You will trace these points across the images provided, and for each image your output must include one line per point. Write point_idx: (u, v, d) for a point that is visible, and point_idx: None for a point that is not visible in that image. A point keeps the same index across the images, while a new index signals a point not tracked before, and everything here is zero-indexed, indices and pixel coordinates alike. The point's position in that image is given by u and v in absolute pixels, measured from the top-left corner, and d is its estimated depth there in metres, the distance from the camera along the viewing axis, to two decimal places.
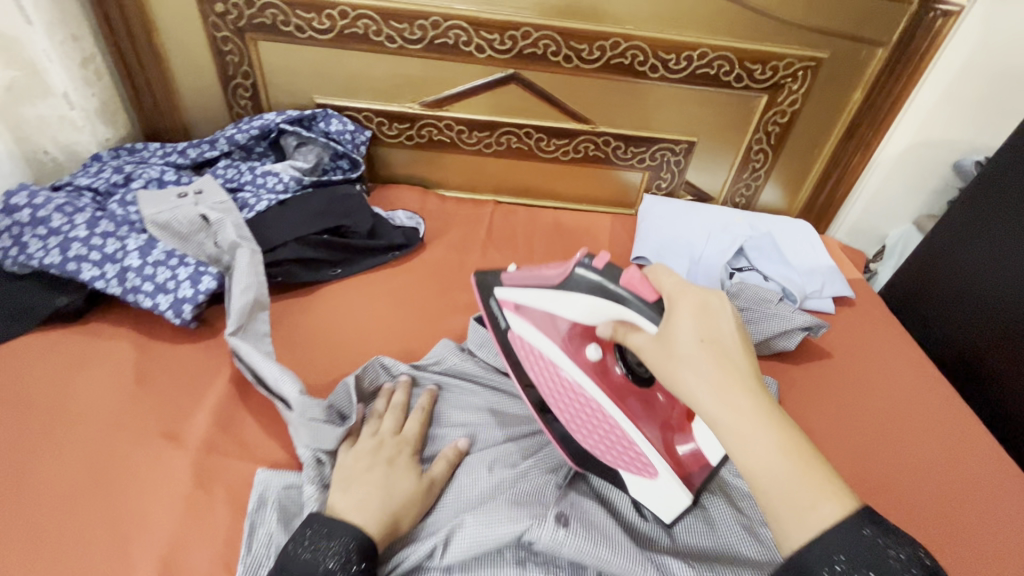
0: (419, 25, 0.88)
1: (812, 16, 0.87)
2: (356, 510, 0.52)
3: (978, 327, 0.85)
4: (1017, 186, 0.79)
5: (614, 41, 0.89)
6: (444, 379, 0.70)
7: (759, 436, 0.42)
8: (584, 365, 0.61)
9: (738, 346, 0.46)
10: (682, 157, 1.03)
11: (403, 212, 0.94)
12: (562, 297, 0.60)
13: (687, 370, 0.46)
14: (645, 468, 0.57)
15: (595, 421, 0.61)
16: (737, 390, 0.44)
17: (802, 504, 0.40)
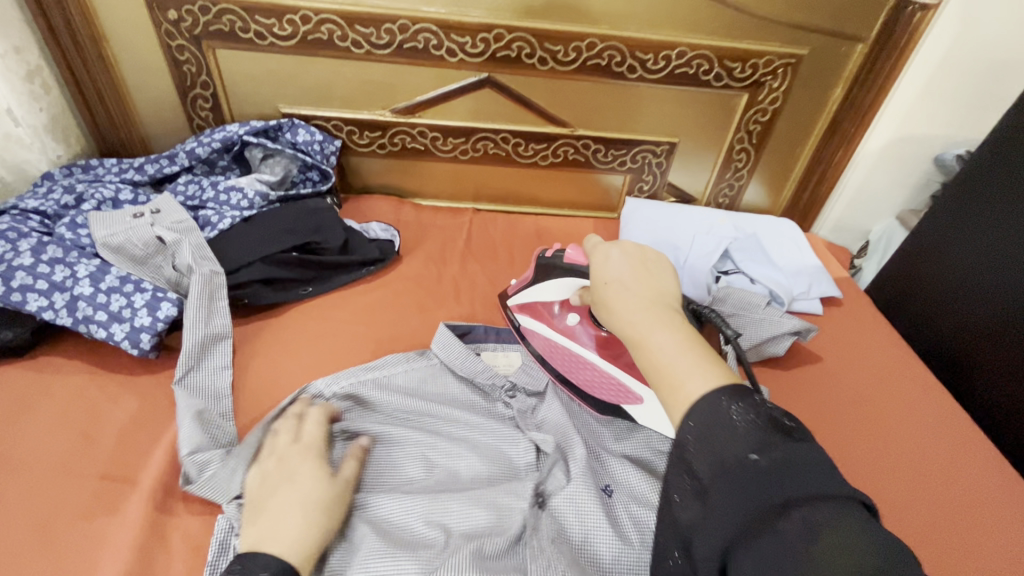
0: (386, 29, 0.84)
1: (791, 12, 0.85)
2: (268, 537, 0.47)
3: (965, 323, 0.83)
4: (1000, 178, 0.78)
5: (590, 42, 0.86)
6: (365, 391, 0.66)
7: (656, 335, 0.44)
8: (572, 332, 0.70)
9: (648, 273, 0.49)
10: (664, 159, 1.01)
11: (377, 224, 0.91)
12: (538, 287, 0.72)
13: (607, 292, 0.49)
14: (632, 397, 0.64)
15: (591, 374, 0.68)
16: (641, 302, 0.46)
17: (677, 383, 0.41)
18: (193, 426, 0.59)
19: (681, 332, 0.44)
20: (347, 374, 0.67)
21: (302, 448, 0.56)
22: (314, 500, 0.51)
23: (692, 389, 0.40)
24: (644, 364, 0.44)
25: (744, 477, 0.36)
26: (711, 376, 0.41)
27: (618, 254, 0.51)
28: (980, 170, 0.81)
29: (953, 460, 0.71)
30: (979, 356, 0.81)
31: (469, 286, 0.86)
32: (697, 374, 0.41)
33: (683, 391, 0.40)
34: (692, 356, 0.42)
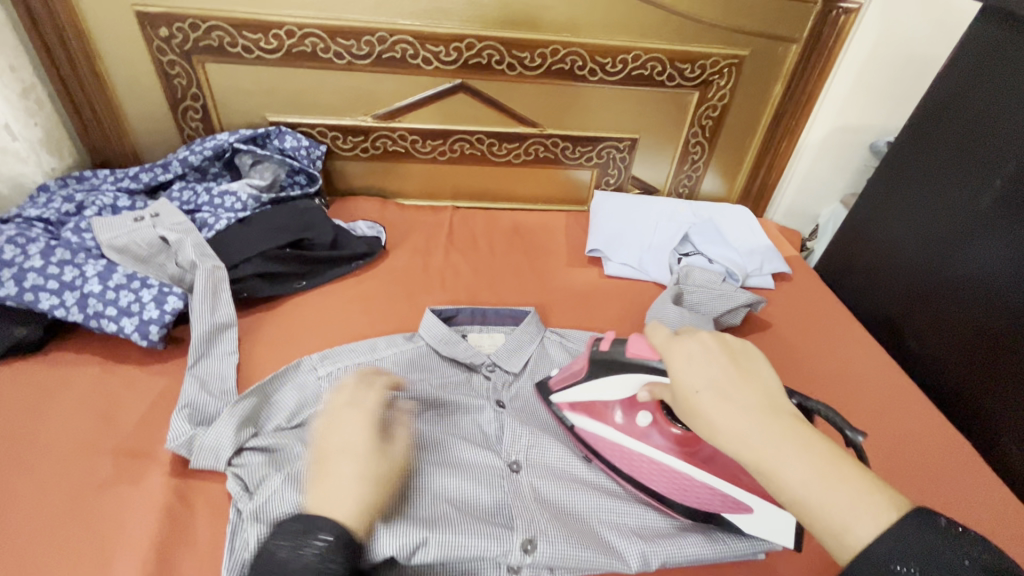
0: (365, 41, 0.91)
1: (731, 17, 0.94)
2: (337, 504, 0.52)
3: (893, 288, 0.92)
4: (926, 161, 0.87)
5: (554, 48, 0.94)
6: (340, 370, 0.72)
7: (788, 465, 0.44)
8: (643, 434, 0.65)
9: (742, 375, 0.50)
10: (627, 154, 1.10)
11: (364, 222, 0.97)
12: (594, 384, 0.66)
13: (717, 413, 0.48)
14: (739, 506, 0.59)
15: (683, 484, 0.61)
16: (756, 421, 0.47)
17: (836, 524, 0.42)
18: (194, 407, 0.64)
19: (808, 451, 0.45)
20: (341, 355, 0.74)
21: (358, 409, 0.62)
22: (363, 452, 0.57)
23: (859, 530, 0.41)
24: (790, 502, 0.44)
25: None
26: (875, 510, 0.41)
27: (705, 363, 0.51)
28: (904, 152, 0.91)
29: (890, 404, 0.80)
30: (908, 320, 0.89)
31: (452, 275, 0.93)
32: (858, 508, 0.42)
33: (860, 521, 0.41)
34: (838, 484, 0.43)
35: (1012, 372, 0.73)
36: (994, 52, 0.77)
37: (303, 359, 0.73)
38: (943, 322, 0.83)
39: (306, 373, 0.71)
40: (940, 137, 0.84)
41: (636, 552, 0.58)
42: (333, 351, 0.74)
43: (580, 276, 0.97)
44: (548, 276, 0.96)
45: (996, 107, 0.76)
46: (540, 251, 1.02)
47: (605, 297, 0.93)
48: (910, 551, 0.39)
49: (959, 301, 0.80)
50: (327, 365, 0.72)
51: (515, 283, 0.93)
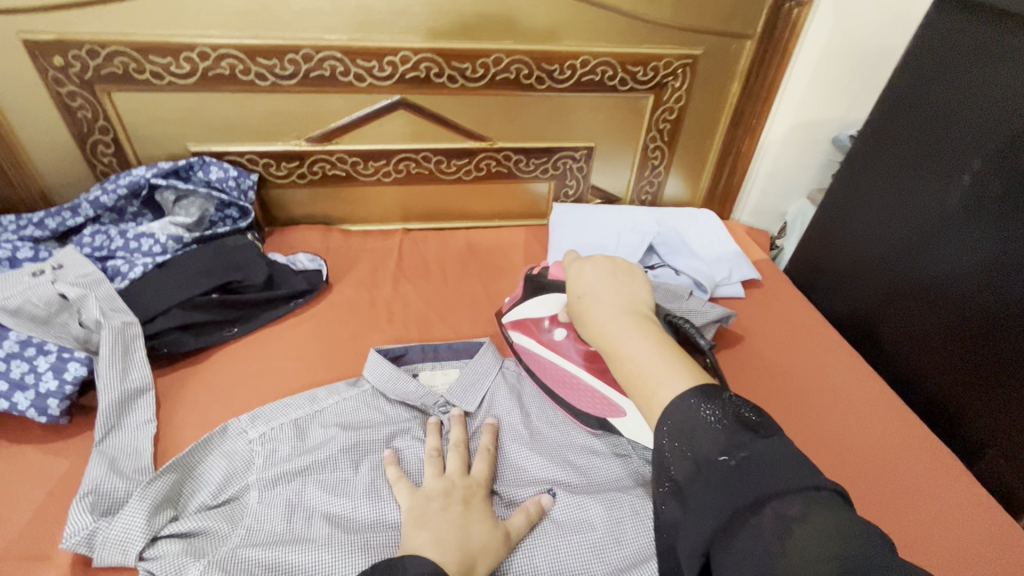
0: (289, 59, 0.83)
1: (681, 16, 0.89)
2: (434, 545, 0.51)
3: (868, 290, 0.87)
4: (893, 150, 0.82)
5: (496, 58, 0.88)
6: (273, 431, 0.64)
7: (629, 341, 0.47)
8: (560, 346, 0.70)
9: (620, 284, 0.54)
10: (584, 163, 1.04)
11: (304, 254, 0.89)
12: (530, 302, 0.74)
13: (588, 305, 0.52)
14: (615, 409, 0.65)
15: (576, 389, 0.68)
16: (616, 313, 0.50)
17: (649, 389, 0.44)
18: (98, 492, 0.56)
19: (656, 339, 0.47)
20: (274, 413, 0.66)
21: (473, 482, 0.60)
22: (479, 515, 0.56)
23: (665, 390, 0.43)
24: (622, 372, 0.47)
25: (716, 479, 0.38)
26: (684, 379, 0.44)
27: (592, 273, 0.55)
28: (869, 148, 0.86)
29: (872, 414, 0.76)
30: (886, 325, 0.84)
31: (402, 308, 0.86)
32: (670, 374, 0.44)
33: (668, 383, 0.43)
34: (666, 357, 0.45)
35: (993, 376, 0.69)
36: (953, 39, 0.73)
37: (231, 420, 0.64)
38: (922, 323, 0.78)
39: (235, 438, 0.63)
40: (905, 131, 0.80)
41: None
42: (268, 409, 0.66)
43: None
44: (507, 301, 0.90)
45: (960, 96, 0.72)
46: (498, 273, 0.95)
47: None
48: (694, 411, 0.41)
49: (934, 301, 0.76)
50: (260, 426, 0.64)
51: (471, 312, 0.87)
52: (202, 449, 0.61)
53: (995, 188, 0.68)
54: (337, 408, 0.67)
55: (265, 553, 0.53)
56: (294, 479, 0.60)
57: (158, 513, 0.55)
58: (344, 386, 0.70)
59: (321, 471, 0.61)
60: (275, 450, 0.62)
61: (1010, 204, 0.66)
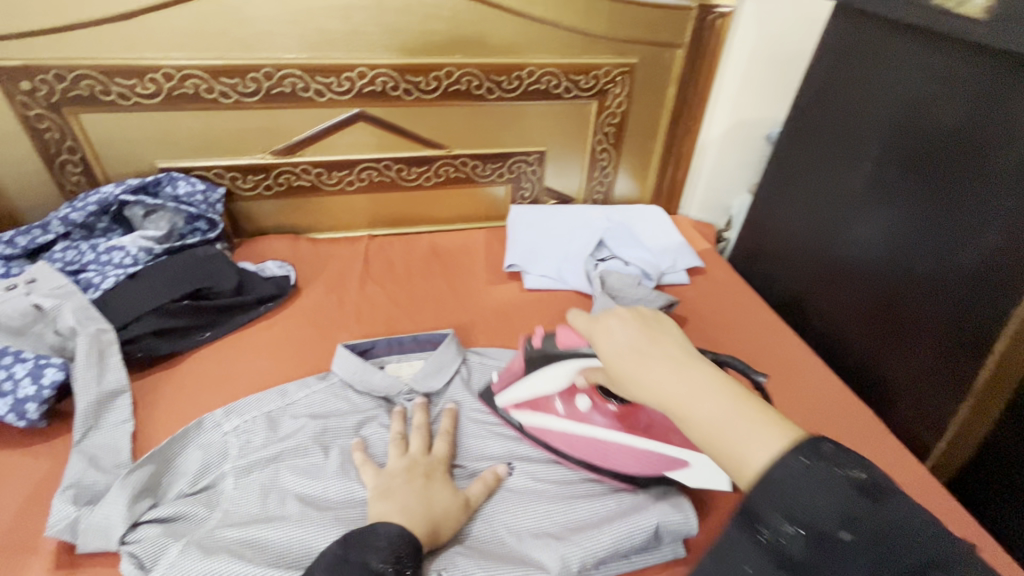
0: (251, 78, 0.88)
1: (615, 28, 0.97)
2: (399, 513, 0.57)
3: (799, 271, 0.94)
4: (809, 142, 0.89)
5: (447, 71, 0.94)
6: (247, 423, 0.68)
7: (705, 407, 0.43)
8: (585, 418, 0.66)
9: (654, 331, 0.49)
10: (537, 166, 1.11)
11: (273, 262, 0.94)
12: (535, 378, 0.68)
13: (639, 371, 0.46)
14: (677, 463, 0.62)
15: (625, 457, 0.64)
16: (673, 372, 0.45)
17: (743, 458, 0.40)
18: (80, 485, 0.60)
19: (724, 395, 0.43)
20: (248, 407, 0.70)
21: (434, 459, 0.65)
22: (441, 487, 0.61)
23: (764, 455, 0.39)
24: (706, 443, 0.43)
25: (835, 557, 0.35)
26: (776, 436, 0.40)
27: (621, 323, 0.49)
28: (791, 139, 0.92)
29: (812, 376, 0.82)
30: (815, 301, 0.91)
31: (369, 308, 0.91)
32: (762, 438, 0.40)
33: (759, 447, 0.40)
34: (754, 420, 0.41)
35: (899, 343, 0.75)
36: (855, 39, 0.78)
37: (206, 415, 0.69)
38: (844, 299, 0.84)
39: (210, 431, 0.67)
40: (819, 122, 0.86)
41: (555, 560, 0.57)
42: (242, 403, 0.70)
43: (501, 293, 0.97)
44: (469, 296, 0.95)
45: (865, 87, 0.78)
46: (460, 272, 1.01)
47: (528, 311, 0.93)
48: (805, 476, 0.36)
49: (851, 278, 0.82)
50: (235, 419, 0.68)
51: (435, 308, 0.92)
52: (179, 442, 0.65)
53: (894, 172, 0.74)
54: (308, 400, 0.72)
55: (244, 531, 0.57)
56: (268, 465, 0.64)
57: (138, 501, 0.59)
58: (314, 379, 0.75)
59: (294, 457, 0.65)
60: (249, 440, 0.66)
61: (906, 185, 0.73)
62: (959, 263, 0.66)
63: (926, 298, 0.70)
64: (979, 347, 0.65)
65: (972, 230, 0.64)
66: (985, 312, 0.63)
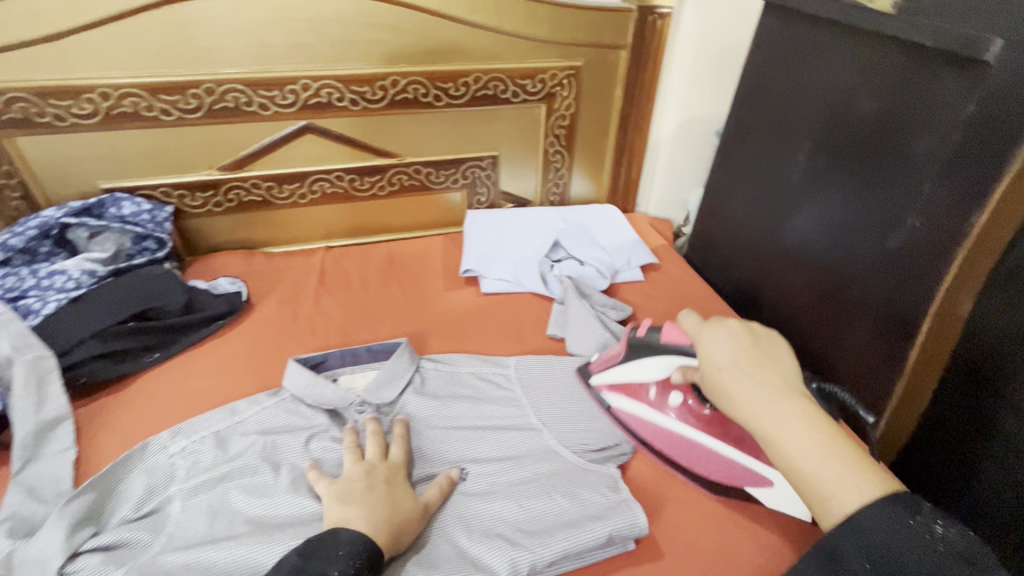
0: (192, 94, 0.87)
1: (557, 32, 0.99)
2: (363, 519, 0.57)
3: (746, 260, 0.95)
4: (749, 133, 0.90)
5: (393, 80, 0.95)
6: (193, 444, 0.67)
7: (793, 435, 0.47)
8: (672, 413, 0.70)
9: (764, 359, 0.53)
10: (491, 170, 1.11)
11: (225, 279, 0.94)
12: (633, 365, 0.73)
13: (739, 386, 0.51)
14: (759, 480, 0.64)
15: (706, 458, 0.68)
16: (772, 399, 0.49)
17: (824, 494, 0.45)
18: (17, 517, 0.59)
19: (816, 429, 0.47)
20: (195, 427, 0.69)
21: (392, 466, 0.65)
22: (403, 491, 0.61)
23: (846, 498, 0.44)
24: (786, 467, 0.47)
25: None
26: (863, 486, 0.44)
27: (733, 344, 0.55)
28: (734, 132, 0.94)
29: None
30: (762, 290, 0.92)
31: (323, 320, 0.90)
32: (846, 481, 0.44)
33: (847, 487, 0.44)
34: (838, 463, 0.45)
35: (838, 327, 0.76)
36: (784, 32, 0.80)
37: (151, 438, 0.68)
38: (786, 285, 0.86)
39: (155, 454, 0.66)
40: (758, 115, 0.88)
41: (505, 564, 0.57)
42: (188, 424, 0.69)
43: (457, 299, 0.97)
44: (425, 303, 0.95)
45: (795, 78, 0.80)
46: (416, 280, 1.01)
47: (484, 315, 0.93)
48: (896, 522, 0.42)
49: (791, 265, 0.84)
50: (181, 441, 0.67)
51: (390, 317, 0.92)
52: (123, 468, 0.64)
53: (823, 159, 0.76)
54: (257, 417, 0.71)
55: (186, 555, 0.57)
56: (216, 485, 0.64)
57: (79, 529, 0.58)
58: (264, 396, 0.74)
59: (241, 476, 0.65)
60: (197, 461, 0.66)
61: (835, 173, 0.74)
62: (884, 246, 0.67)
63: (859, 282, 0.72)
64: (908, 327, 0.66)
65: (893, 212, 0.66)
66: (911, 292, 0.65)
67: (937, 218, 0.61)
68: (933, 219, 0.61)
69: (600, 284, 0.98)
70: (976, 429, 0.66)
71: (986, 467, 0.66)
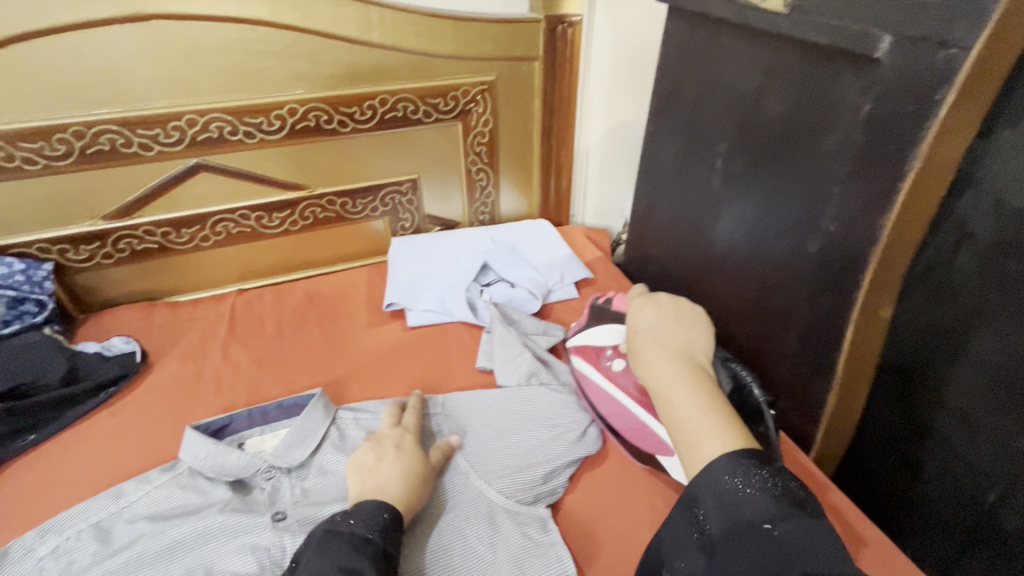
0: (58, 139, 0.79)
1: (465, 48, 0.95)
2: (377, 491, 0.58)
3: (679, 268, 0.92)
4: (670, 137, 0.87)
5: (290, 108, 0.88)
6: (65, 543, 0.59)
7: (678, 392, 0.53)
8: (615, 377, 0.69)
9: (674, 327, 0.61)
10: (412, 195, 1.05)
11: (119, 338, 0.85)
12: (596, 329, 0.75)
13: (649, 345, 0.59)
14: (664, 450, 0.63)
15: (630, 422, 0.66)
16: (670, 360, 0.56)
17: (695, 441, 0.50)
18: None
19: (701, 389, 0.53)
20: (67, 521, 0.60)
21: (404, 428, 0.67)
22: (412, 455, 0.62)
23: (711, 448, 0.49)
24: (667, 417, 0.53)
25: (753, 539, 0.44)
26: (732, 439, 0.49)
27: (652, 311, 0.63)
28: (656, 139, 0.91)
29: None
30: (695, 296, 0.89)
31: (230, 376, 0.82)
32: (715, 434, 0.50)
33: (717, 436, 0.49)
34: (711, 417, 0.51)
35: (772, 333, 0.74)
36: (693, 34, 0.78)
37: (14, 542, 0.59)
38: (719, 292, 0.83)
39: (21, 560, 0.58)
40: (675, 121, 0.85)
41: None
42: (58, 520, 0.60)
43: (381, 336, 0.90)
44: (346, 344, 0.89)
45: (705, 81, 0.77)
46: (337, 319, 0.94)
47: (409, 352, 0.87)
48: (735, 466, 0.47)
49: (722, 272, 0.81)
50: (51, 542, 0.59)
51: (306, 364, 0.84)
52: None
53: (740, 162, 0.73)
54: (142, 501, 0.63)
55: None
56: None
57: None
58: (151, 475, 0.65)
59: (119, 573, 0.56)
60: (72, 561, 0.57)
61: (752, 177, 0.71)
62: (808, 249, 0.65)
63: (787, 289, 0.69)
64: (834, 332, 0.64)
65: (812, 214, 0.63)
66: (838, 296, 0.62)
67: (852, 222, 0.59)
68: (848, 222, 0.59)
69: (532, 306, 0.94)
70: (913, 430, 0.64)
71: (927, 467, 0.63)
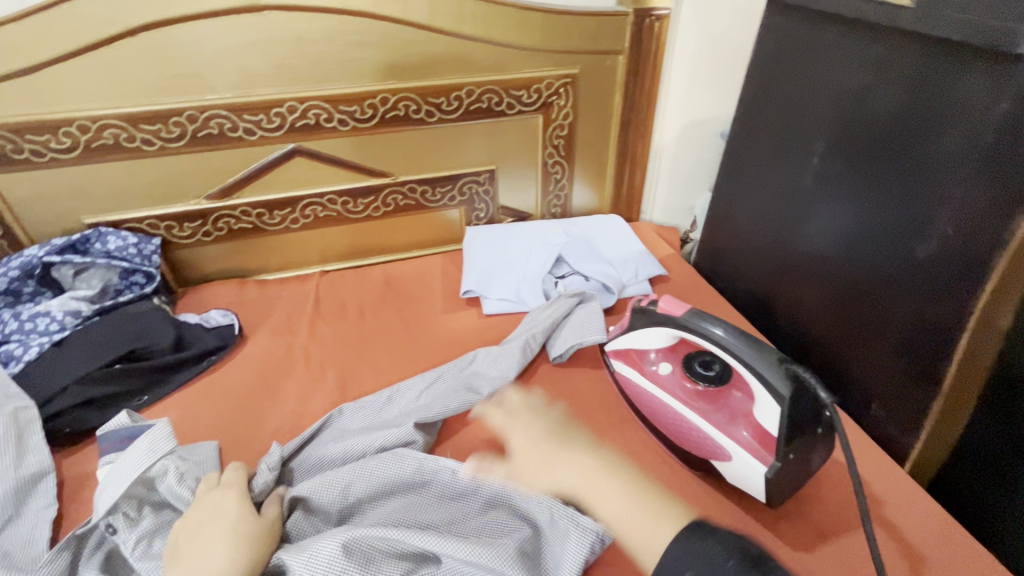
0: (174, 122, 0.84)
1: (549, 41, 0.95)
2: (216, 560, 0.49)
3: (758, 272, 0.90)
4: (759, 134, 0.85)
5: (382, 97, 0.91)
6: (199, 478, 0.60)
7: (604, 497, 0.50)
8: (664, 381, 0.68)
9: (556, 424, 0.58)
10: (489, 185, 1.07)
11: (217, 311, 0.90)
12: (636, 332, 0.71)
13: (540, 456, 0.56)
14: (718, 453, 0.61)
15: (677, 425, 0.65)
16: (570, 464, 0.53)
17: (648, 536, 0.47)
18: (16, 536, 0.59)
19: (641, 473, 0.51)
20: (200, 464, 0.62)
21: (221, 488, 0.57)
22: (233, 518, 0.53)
23: (663, 533, 0.46)
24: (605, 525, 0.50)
25: None
26: None
27: (521, 420, 0.60)
28: (740, 140, 0.89)
29: None
30: (775, 298, 0.87)
31: (319, 352, 0.86)
32: None
33: None
34: (650, 500, 0.49)
35: (864, 339, 0.71)
36: (794, 33, 0.76)
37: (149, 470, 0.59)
38: (802, 295, 0.81)
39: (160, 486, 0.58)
40: (766, 119, 0.83)
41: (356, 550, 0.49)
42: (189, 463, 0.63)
43: (457, 321, 0.93)
44: (425, 328, 0.91)
45: (803, 79, 0.75)
46: (415, 303, 0.97)
47: (486, 339, 0.89)
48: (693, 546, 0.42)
49: (807, 275, 0.79)
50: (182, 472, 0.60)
51: (388, 346, 0.87)
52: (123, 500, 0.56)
53: (838, 163, 0.71)
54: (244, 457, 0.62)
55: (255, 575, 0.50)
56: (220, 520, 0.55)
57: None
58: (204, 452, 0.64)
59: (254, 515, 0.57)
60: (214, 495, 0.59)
61: (851, 178, 0.69)
62: (915, 255, 0.62)
63: (886, 295, 0.67)
64: (942, 342, 0.61)
65: (922, 216, 0.61)
66: (948, 302, 0.60)
67: (973, 226, 0.56)
68: (968, 227, 0.57)
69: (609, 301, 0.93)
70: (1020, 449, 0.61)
71: None
